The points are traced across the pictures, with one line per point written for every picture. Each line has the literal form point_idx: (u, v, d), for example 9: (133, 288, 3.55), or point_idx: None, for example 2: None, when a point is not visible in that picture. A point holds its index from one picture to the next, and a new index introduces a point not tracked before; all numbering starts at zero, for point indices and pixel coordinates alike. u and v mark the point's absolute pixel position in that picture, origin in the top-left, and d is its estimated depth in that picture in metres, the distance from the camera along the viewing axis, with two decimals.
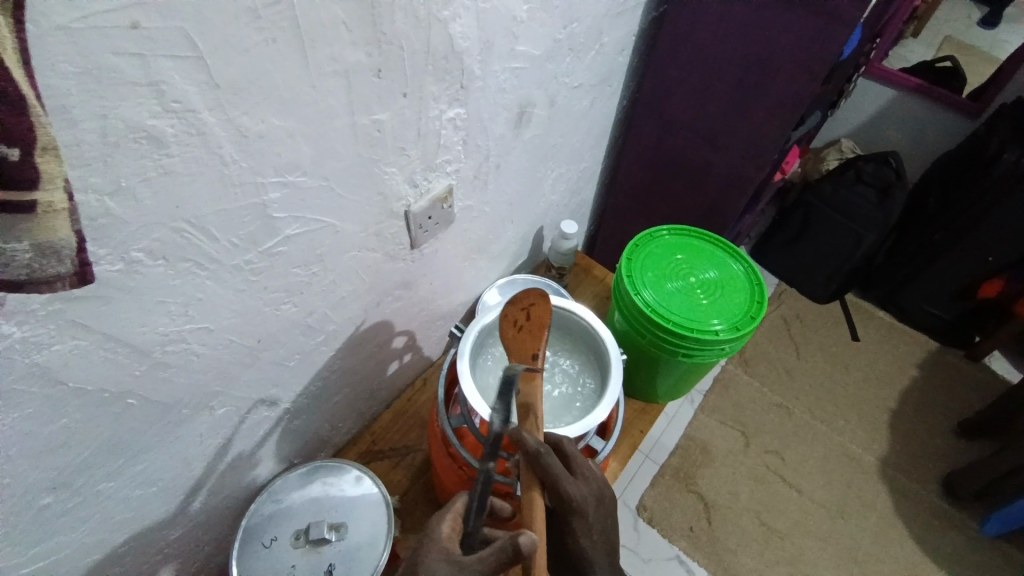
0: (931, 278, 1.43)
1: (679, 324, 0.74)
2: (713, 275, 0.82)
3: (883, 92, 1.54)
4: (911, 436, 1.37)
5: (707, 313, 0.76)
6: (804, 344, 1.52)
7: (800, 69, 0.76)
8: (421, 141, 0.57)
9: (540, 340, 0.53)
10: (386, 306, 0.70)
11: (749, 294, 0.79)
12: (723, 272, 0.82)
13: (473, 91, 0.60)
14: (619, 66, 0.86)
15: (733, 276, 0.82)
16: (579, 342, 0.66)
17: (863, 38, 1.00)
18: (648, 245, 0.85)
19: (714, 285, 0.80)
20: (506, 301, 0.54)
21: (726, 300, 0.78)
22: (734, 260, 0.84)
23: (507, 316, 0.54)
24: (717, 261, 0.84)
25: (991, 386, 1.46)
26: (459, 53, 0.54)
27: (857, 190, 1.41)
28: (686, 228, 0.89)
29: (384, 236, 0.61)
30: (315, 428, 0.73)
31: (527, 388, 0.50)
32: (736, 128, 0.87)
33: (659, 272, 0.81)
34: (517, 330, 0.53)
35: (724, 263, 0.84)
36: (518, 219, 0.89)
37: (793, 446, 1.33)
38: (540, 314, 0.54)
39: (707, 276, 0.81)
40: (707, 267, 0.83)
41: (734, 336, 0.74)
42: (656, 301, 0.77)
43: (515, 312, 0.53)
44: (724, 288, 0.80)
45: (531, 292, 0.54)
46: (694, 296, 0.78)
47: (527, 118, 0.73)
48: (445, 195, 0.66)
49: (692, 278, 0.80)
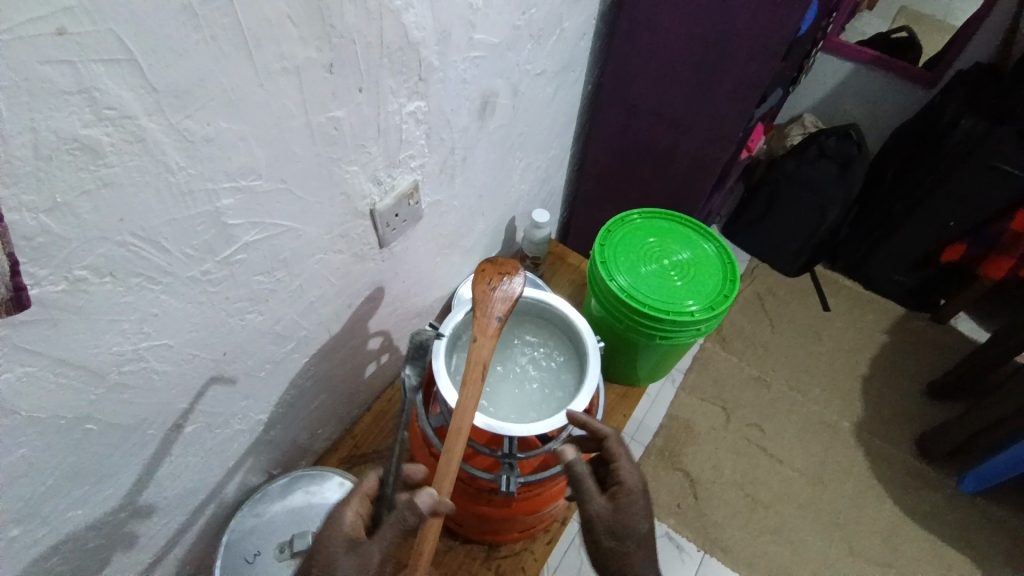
0: (897, 246, 1.46)
1: (655, 308, 0.74)
2: (686, 256, 0.82)
3: (842, 66, 1.57)
4: (882, 400, 1.41)
5: (679, 293, 0.76)
6: (778, 317, 1.55)
7: (759, 48, 0.76)
8: (382, 138, 0.55)
9: (504, 306, 0.54)
10: (358, 307, 0.68)
11: (721, 273, 0.80)
12: (695, 254, 0.82)
13: (433, 83, 0.58)
14: (581, 52, 0.85)
15: (705, 256, 0.82)
16: (564, 342, 0.65)
17: (820, 13, 1.01)
18: (620, 229, 0.84)
19: (688, 265, 0.80)
20: (487, 259, 0.57)
21: (699, 279, 0.79)
22: (705, 240, 0.84)
23: (484, 270, 0.56)
24: (689, 242, 0.84)
25: (957, 347, 1.52)
26: (416, 45, 0.52)
27: (821, 163, 1.45)
28: (657, 210, 0.89)
29: (351, 236, 0.59)
30: (295, 436, 0.71)
31: (480, 343, 0.52)
32: (698, 111, 0.87)
33: (632, 257, 0.81)
34: (488, 291, 0.55)
35: (697, 243, 0.84)
36: (488, 210, 0.88)
37: (772, 418, 1.36)
38: (513, 283, 0.56)
39: (680, 258, 0.81)
40: (680, 249, 0.83)
41: (711, 314, 0.74)
42: (631, 286, 0.77)
43: (491, 274, 0.56)
44: (697, 268, 0.80)
45: (513, 263, 0.57)
46: (668, 278, 0.78)
47: (490, 109, 0.72)
48: (411, 191, 0.63)
49: (666, 260, 0.81)
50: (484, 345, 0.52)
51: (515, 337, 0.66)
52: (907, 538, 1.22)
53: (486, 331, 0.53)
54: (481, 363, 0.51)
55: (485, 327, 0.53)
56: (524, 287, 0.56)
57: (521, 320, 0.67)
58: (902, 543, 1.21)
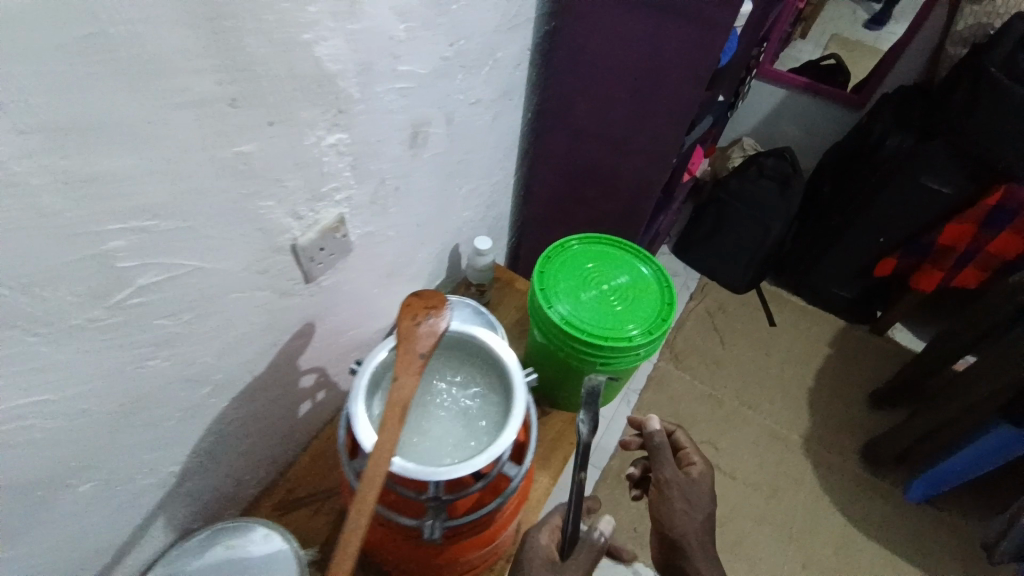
0: (834, 262, 1.51)
1: (595, 334, 0.74)
2: (624, 280, 0.82)
3: (775, 92, 1.65)
4: (829, 412, 1.46)
5: (617, 318, 0.77)
6: (728, 334, 1.58)
7: (688, 76, 0.78)
8: (300, 171, 0.53)
9: (428, 341, 0.53)
10: (286, 345, 0.65)
11: (660, 296, 0.81)
12: (634, 278, 0.83)
13: (355, 113, 0.57)
14: (518, 80, 0.86)
15: (644, 279, 0.83)
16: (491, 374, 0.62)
17: (744, 42, 1.06)
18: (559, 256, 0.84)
19: (627, 290, 0.81)
20: (413, 293, 0.56)
21: (639, 304, 0.79)
22: (643, 263, 0.85)
23: (410, 306, 0.54)
24: (627, 266, 0.85)
25: (896, 357, 1.58)
26: (332, 77, 0.51)
27: (761, 184, 1.51)
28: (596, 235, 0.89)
29: (272, 273, 0.57)
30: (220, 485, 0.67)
31: (401, 381, 0.50)
32: (638, 132, 0.88)
33: (572, 283, 0.81)
34: (413, 326, 0.53)
35: (636, 266, 0.85)
36: (430, 238, 0.86)
37: (724, 434, 1.39)
38: (439, 317, 0.54)
39: (619, 282, 0.82)
40: (619, 274, 0.83)
41: (650, 339, 0.75)
42: (570, 313, 0.77)
43: (417, 308, 0.55)
44: (636, 292, 0.81)
45: (440, 296, 0.56)
46: (607, 303, 0.79)
47: (423, 138, 0.71)
48: (338, 224, 0.61)
49: (605, 285, 0.81)
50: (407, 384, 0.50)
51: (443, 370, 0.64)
52: (858, 549, 1.25)
53: (408, 368, 0.51)
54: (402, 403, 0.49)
55: (409, 363, 0.51)
56: (450, 321, 0.55)
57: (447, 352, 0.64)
58: (852, 554, 1.24)
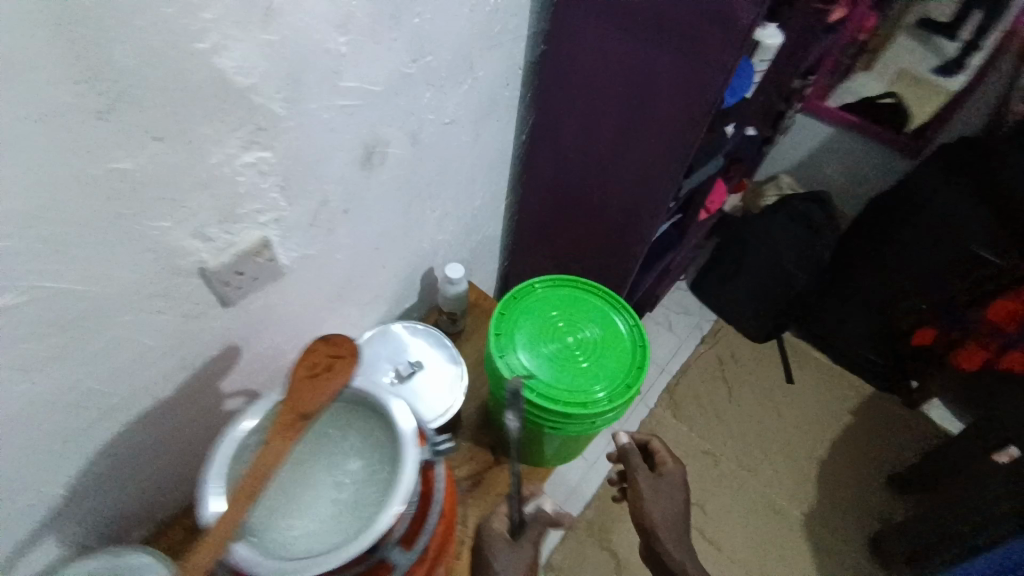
0: (861, 322, 1.38)
1: (546, 396, 0.68)
2: (594, 333, 0.76)
3: (821, 128, 1.51)
4: (839, 488, 1.32)
5: (576, 379, 0.71)
6: (737, 386, 1.46)
7: (681, 114, 0.70)
8: (208, 190, 0.48)
9: (319, 398, 0.47)
10: (202, 367, 0.61)
11: (630, 356, 0.74)
12: (606, 332, 0.76)
13: (281, 131, 0.50)
14: (505, 100, 0.79)
15: (616, 336, 0.76)
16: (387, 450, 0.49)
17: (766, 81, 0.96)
18: (521, 301, 0.77)
19: (595, 347, 0.74)
20: (321, 336, 0.51)
21: (605, 364, 0.73)
22: (617, 313, 0.78)
23: (311, 354, 0.49)
24: (599, 316, 0.78)
25: (925, 435, 1.42)
26: (242, 91, 0.45)
27: (787, 228, 1.39)
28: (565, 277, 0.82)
29: (175, 295, 0.52)
30: (123, 504, 0.63)
31: (272, 445, 0.43)
32: (627, 168, 0.80)
33: (534, 335, 0.74)
34: (308, 378, 0.47)
35: (610, 318, 0.78)
36: (393, 262, 0.80)
37: (716, 498, 1.28)
38: (342, 370, 0.49)
39: (587, 336, 0.75)
40: (588, 325, 0.76)
41: (608, 407, 0.68)
42: (523, 368, 0.71)
43: (320, 355, 0.49)
44: (603, 350, 0.74)
45: (351, 344, 0.50)
46: (569, 360, 0.72)
47: (378, 159, 0.64)
48: (261, 247, 0.56)
49: (570, 339, 0.74)
50: (279, 448, 0.44)
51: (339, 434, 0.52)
52: None
53: (285, 430, 0.44)
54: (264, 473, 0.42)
55: (288, 423, 0.45)
56: (352, 378, 0.49)
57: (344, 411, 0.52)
58: None
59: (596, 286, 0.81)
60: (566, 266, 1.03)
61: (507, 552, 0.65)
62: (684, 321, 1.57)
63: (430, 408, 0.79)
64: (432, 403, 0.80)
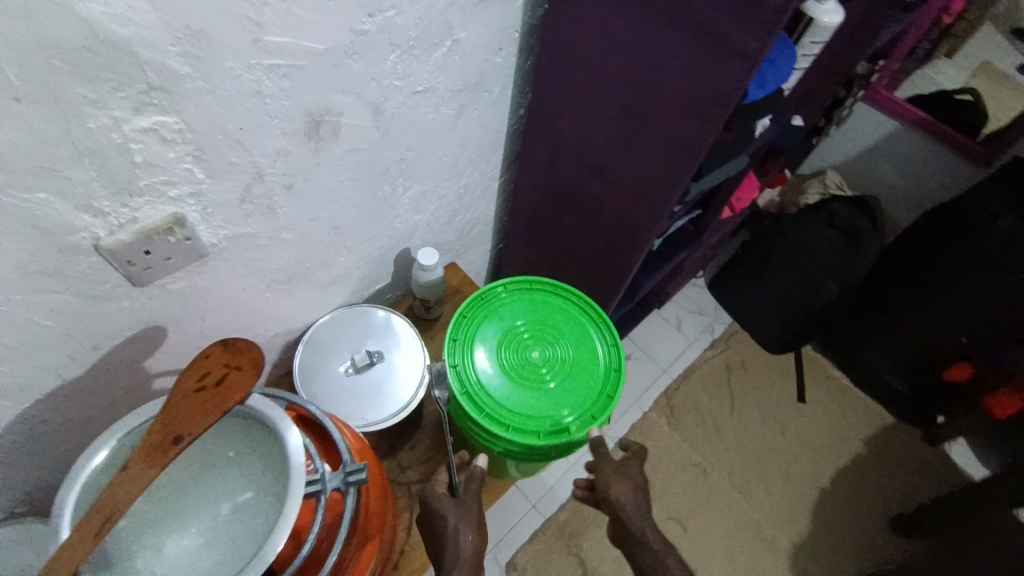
0: (891, 347, 1.25)
1: (495, 417, 0.64)
2: (564, 351, 0.70)
3: (882, 122, 1.33)
4: (835, 521, 1.23)
5: (534, 401, 0.66)
6: (742, 399, 1.35)
7: (687, 106, 0.58)
8: (93, 160, 0.41)
9: (199, 419, 0.40)
10: (119, 348, 0.55)
11: (601, 382, 0.68)
12: (580, 350, 0.70)
13: (185, 94, 0.42)
14: (497, 68, 0.68)
15: (591, 356, 0.70)
16: (276, 482, 0.43)
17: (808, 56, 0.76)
18: (484, 312, 0.71)
19: (563, 366, 0.69)
20: (221, 340, 0.44)
21: (570, 388, 0.67)
22: (593, 327, 0.72)
23: (204, 362, 0.42)
24: (572, 331, 0.72)
25: (942, 476, 1.31)
26: (124, 44, 0.37)
27: (823, 235, 1.23)
28: (534, 280, 0.74)
29: (68, 275, 0.46)
30: (47, 483, 0.60)
31: (133, 471, 0.38)
32: (625, 163, 0.70)
33: (495, 352, 0.69)
34: (193, 391, 0.41)
35: (587, 335, 0.72)
36: (357, 242, 0.73)
37: (699, 514, 1.21)
38: (236, 385, 0.42)
39: (557, 353, 0.70)
40: (559, 342, 0.70)
41: (562, 437, 0.64)
42: (478, 382, 0.66)
43: (215, 364, 0.42)
44: (572, 371, 0.69)
45: (254, 353, 0.43)
46: (531, 378, 0.67)
47: (329, 131, 0.55)
48: (174, 226, 0.49)
49: (537, 354, 0.69)
50: (141, 475, 0.38)
51: (232, 447, 0.45)
52: None
53: (151, 454, 0.38)
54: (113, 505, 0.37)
55: (156, 445, 0.39)
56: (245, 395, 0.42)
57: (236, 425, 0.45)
58: None
59: (574, 294, 0.74)
60: (557, 259, 0.94)
61: (455, 510, 0.61)
62: (695, 321, 1.46)
63: (384, 404, 0.73)
64: (388, 398, 0.73)
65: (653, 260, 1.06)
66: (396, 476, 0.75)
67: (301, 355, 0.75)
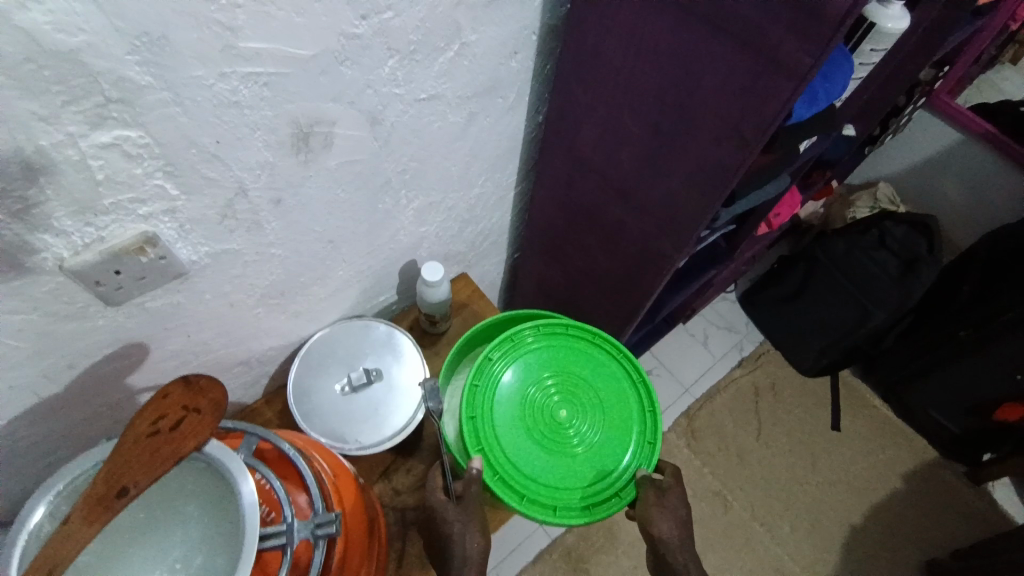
0: (940, 382, 1.14)
1: (544, 504, 0.60)
2: (595, 404, 0.65)
3: (942, 133, 1.21)
4: (865, 562, 1.15)
5: (574, 472, 0.62)
6: (770, 425, 1.27)
7: (724, 129, 0.51)
8: (44, 180, 0.37)
9: (149, 470, 0.37)
10: (98, 366, 0.53)
11: (637, 428, 0.64)
12: (608, 399, 0.66)
13: (148, 106, 0.38)
14: (512, 73, 0.62)
15: (620, 401, 0.66)
16: (228, 544, 0.40)
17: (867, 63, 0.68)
18: (502, 364, 0.65)
19: (595, 422, 0.64)
20: (182, 376, 0.40)
21: (603, 445, 0.63)
22: (621, 372, 0.67)
23: (159, 402, 0.39)
24: (600, 379, 0.67)
25: (987, 520, 1.20)
26: (68, 54, 0.32)
27: (873, 256, 1.12)
28: (556, 326, 0.68)
29: (32, 296, 0.42)
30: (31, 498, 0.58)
31: (72, 526, 0.35)
32: (649, 184, 0.64)
33: (518, 415, 0.63)
34: (145, 436, 0.38)
35: (612, 381, 0.67)
36: (356, 255, 0.68)
37: (717, 547, 1.14)
38: (193, 431, 0.39)
39: (585, 410, 0.64)
40: (587, 394, 0.65)
41: (616, 503, 0.61)
42: (511, 464, 0.61)
43: (173, 405, 0.39)
44: (605, 424, 0.64)
45: (216, 395, 0.40)
46: (564, 445, 0.63)
47: (319, 143, 0.51)
48: (143, 245, 0.45)
49: (565, 415, 0.64)
50: (82, 532, 0.35)
51: (184, 498, 0.42)
52: None
53: (92, 508, 0.35)
54: (50, 563, 0.34)
55: (100, 497, 0.36)
56: (204, 441, 0.39)
57: (195, 475, 0.43)
58: None
59: (595, 337, 0.68)
60: (574, 275, 0.88)
61: (461, 516, 0.57)
62: (723, 338, 1.37)
63: (379, 427, 0.69)
64: (385, 421, 0.69)
65: (679, 277, 0.98)
66: (388, 501, 0.71)
67: (296, 373, 0.72)
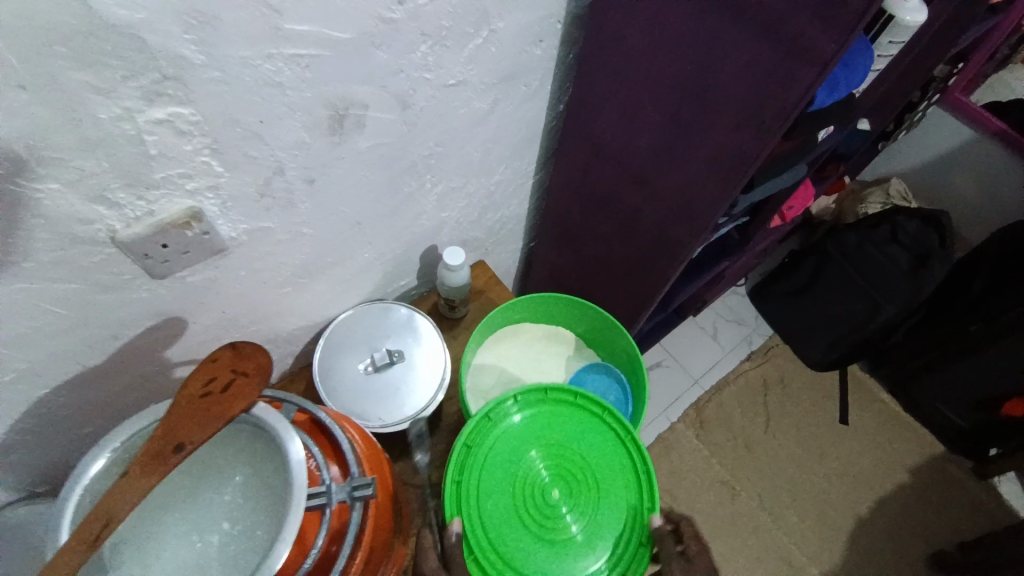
0: (948, 377, 1.15)
1: None
2: (586, 476, 0.63)
3: (956, 130, 1.21)
4: (870, 553, 1.16)
5: (577, 558, 0.60)
6: (779, 417, 1.28)
7: (745, 115, 0.53)
8: (102, 152, 0.39)
9: (200, 427, 0.39)
10: (138, 337, 0.55)
11: (634, 496, 0.62)
12: (599, 468, 0.64)
13: (198, 84, 0.40)
14: (535, 61, 0.64)
15: (612, 466, 0.64)
16: (273, 502, 0.42)
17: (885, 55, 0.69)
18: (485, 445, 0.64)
19: (588, 497, 0.62)
20: (230, 344, 0.43)
21: (599, 521, 0.61)
22: (609, 436, 0.66)
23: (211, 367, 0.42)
24: (589, 447, 0.65)
25: (992, 515, 1.21)
26: (130, 30, 0.34)
27: (884, 250, 1.14)
28: (535, 397, 0.67)
29: (81, 265, 0.44)
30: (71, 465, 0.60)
31: (129, 478, 0.37)
32: (667, 172, 0.65)
33: (507, 501, 0.61)
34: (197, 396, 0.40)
35: (601, 444, 0.65)
36: (379, 238, 0.70)
37: (723, 535, 1.16)
38: (241, 393, 0.41)
39: (576, 486, 0.63)
40: (577, 466, 0.64)
41: None
42: (506, 560, 0.59)
43: (222, 369, 0.42)
44: (599, 497, 0.62)
45: (262, 360, 0.43)
46: (560, 530, 0.60)
47: (351, 124, 0.52)
48: (187, 219, 0.47)
49: (557, 496, 0.62)
50: (139, 483, 0.37)
51: (230, 460, 0.45)
52: None
53: (149, 462, 0.37)
54: (110, 511, 0.36)
55: (156, 453, 0.38)
56: (252, 402, 0.41)
57: (240, 438, 0.45)
58: None
59: (579, 403, 0.67)
60: (588, 263, 0.90)
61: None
62: (733, 331, 1.39)
63: (400, 407, 0.71)
64: (405, 400, 0.71)
65: (692, 268, 1.00)
66: (409, 479, 0.73)
67: (320, 352, 0.74)
